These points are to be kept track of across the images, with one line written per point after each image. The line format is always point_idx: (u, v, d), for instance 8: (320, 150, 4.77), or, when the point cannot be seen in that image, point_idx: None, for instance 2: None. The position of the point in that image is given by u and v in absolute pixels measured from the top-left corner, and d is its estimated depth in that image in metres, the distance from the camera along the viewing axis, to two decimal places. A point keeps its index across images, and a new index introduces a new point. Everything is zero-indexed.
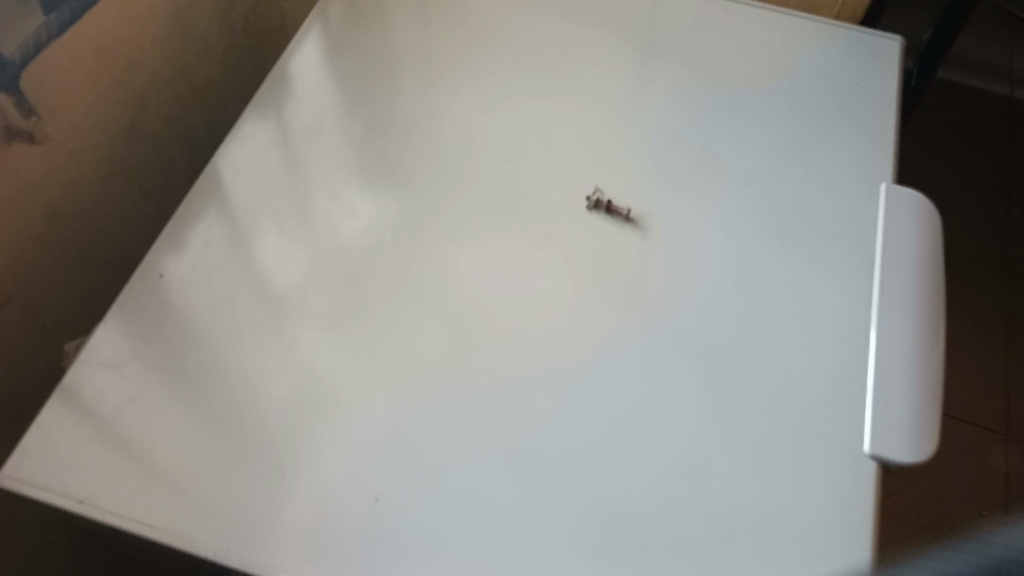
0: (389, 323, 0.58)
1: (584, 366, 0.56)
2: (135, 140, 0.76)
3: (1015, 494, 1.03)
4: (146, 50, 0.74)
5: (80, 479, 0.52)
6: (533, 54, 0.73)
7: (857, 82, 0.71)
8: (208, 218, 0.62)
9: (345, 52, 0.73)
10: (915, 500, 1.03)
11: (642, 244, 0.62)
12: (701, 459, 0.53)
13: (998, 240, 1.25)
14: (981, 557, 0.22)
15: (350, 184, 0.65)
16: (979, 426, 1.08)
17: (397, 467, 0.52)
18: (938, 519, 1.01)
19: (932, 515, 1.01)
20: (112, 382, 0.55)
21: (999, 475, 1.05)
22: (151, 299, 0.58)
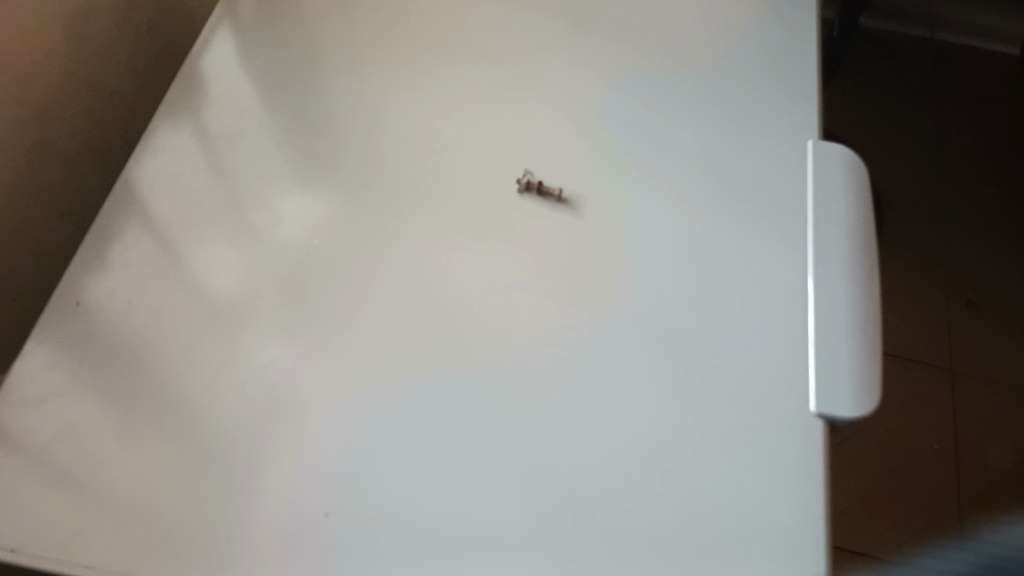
0: (331, 331, 0.56)
1: (529, 353, 0.55)
2: (44, 161, 0.72)
3: (1016, 495, 1.02)
4: (44, 66, 0.70)
5: (13, 524, 0.49)
6: (454, 37, 0.71)
7: (776, 42, 0.71)
8: (127, 239, 0.59)
9: (257, 50, 0.70)
10: (918, 500, 1.02)
11: (577, 224, 0.61)
12: (651, 437, 0.53)
13: (930, 183, 1.27)
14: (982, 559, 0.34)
15: (272, 187, 0.62)
16: (979, 424, 1.07)
17: (352, 480, 0.51)
18: (939, 518, 1.00)
19: (934, 515, 1.01)
20: (38, 420, 0.53)
21: (1000, 474, 1.03)
22: (72, 329, 0.56)
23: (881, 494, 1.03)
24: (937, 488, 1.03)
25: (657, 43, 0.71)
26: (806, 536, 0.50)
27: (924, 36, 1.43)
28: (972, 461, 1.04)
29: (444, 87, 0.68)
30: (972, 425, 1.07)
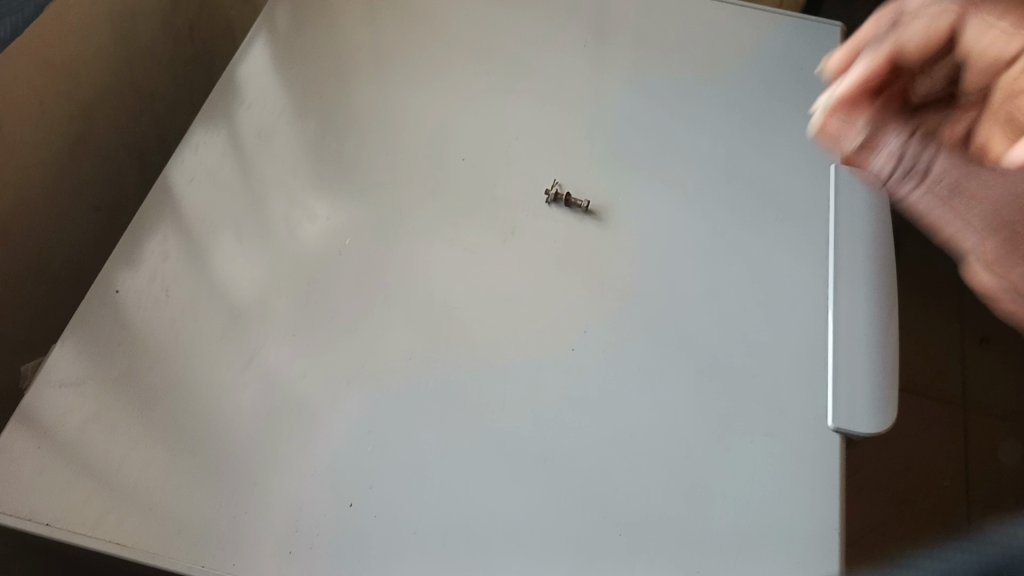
0: (358, 326, 0.57)
1: (554, 358, 0.56)
2: (84, 155, 0.74)
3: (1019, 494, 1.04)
4: (90, 62, 0.72)
5: (49, 499, 0.50)
6: (485, 50, 0.73)
7: (803, 65, 0.73)
8: (164, 231, 0.61)
9: (294, 57, 0.72)
10: (926, 513, 1.03)
11: (603, 234, 0.62)
12: (671, 446, 0.53)
13: None
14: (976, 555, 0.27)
15: (306, 188, 0.64)
16: (986, 438, 1.08)
17: (371, 468, 0.52)
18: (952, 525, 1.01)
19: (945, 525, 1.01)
20: (73, 401, 0.54)
21: (1004, 472, 1.06)
22: (108, 315, 0.57)
23: (893, 511, 1.03)
24: (948, 498, 1.04)
25: (681, 59, 0.73)
26: (815, 533, 0.51)
27: None
28: (980, 469, 1.06)
29: (476, 95, 0.70)
30: (981, 456, 1.07)
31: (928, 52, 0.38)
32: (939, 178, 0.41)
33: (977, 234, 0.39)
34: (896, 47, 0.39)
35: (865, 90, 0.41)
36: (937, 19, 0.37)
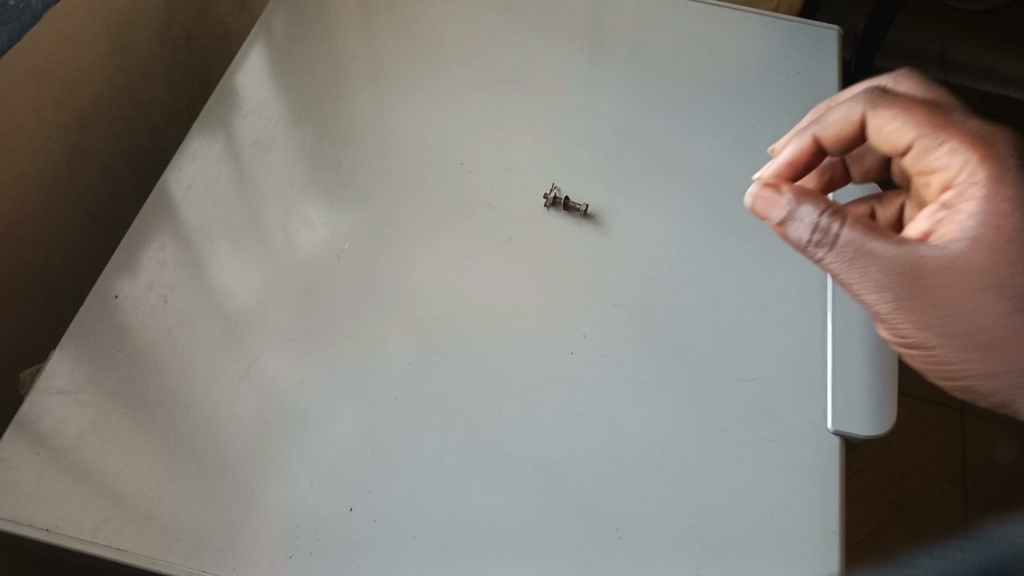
0: (356, 334, 0.57)
1: (553, 364, 0.56)
2: (81, 163, 0.74)
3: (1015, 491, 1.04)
4: (87, 70, 0.72)
5: (47, 507, 0.50)
6: (482, 57, 0.73)
7: (799, 71, 0.73)
8: (162, 238, 0.61)
9: (291, 64, 0.72)
10: (925, 514, 1.03)
11: (601, 240, 0.62)
12: (670, 451, 0.53)
13: None
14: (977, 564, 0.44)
15: (304, 195, 0.64)
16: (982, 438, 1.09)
17: (371, 476, 0.52)
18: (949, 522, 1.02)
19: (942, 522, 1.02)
20: (71, 409, 0.53)
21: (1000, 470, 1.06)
22: (107, 323, 0.57)
23: (892, 514, 1.03)
24: (945, 497, 1.04)
25: (677, 65, 0.73)
26: (814, 536, 0.51)
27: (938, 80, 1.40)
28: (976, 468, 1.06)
29: (473, 102, 0.70)
30: (977, 458, 1.07)
31: (842, 140, 0.52)
32: (846, 248, 0.47)
33: (877, 292, 0.47)
34: (813, 137, 0.52)
35: (797, 167, 0.54)
36: (849, 114, 0.50)
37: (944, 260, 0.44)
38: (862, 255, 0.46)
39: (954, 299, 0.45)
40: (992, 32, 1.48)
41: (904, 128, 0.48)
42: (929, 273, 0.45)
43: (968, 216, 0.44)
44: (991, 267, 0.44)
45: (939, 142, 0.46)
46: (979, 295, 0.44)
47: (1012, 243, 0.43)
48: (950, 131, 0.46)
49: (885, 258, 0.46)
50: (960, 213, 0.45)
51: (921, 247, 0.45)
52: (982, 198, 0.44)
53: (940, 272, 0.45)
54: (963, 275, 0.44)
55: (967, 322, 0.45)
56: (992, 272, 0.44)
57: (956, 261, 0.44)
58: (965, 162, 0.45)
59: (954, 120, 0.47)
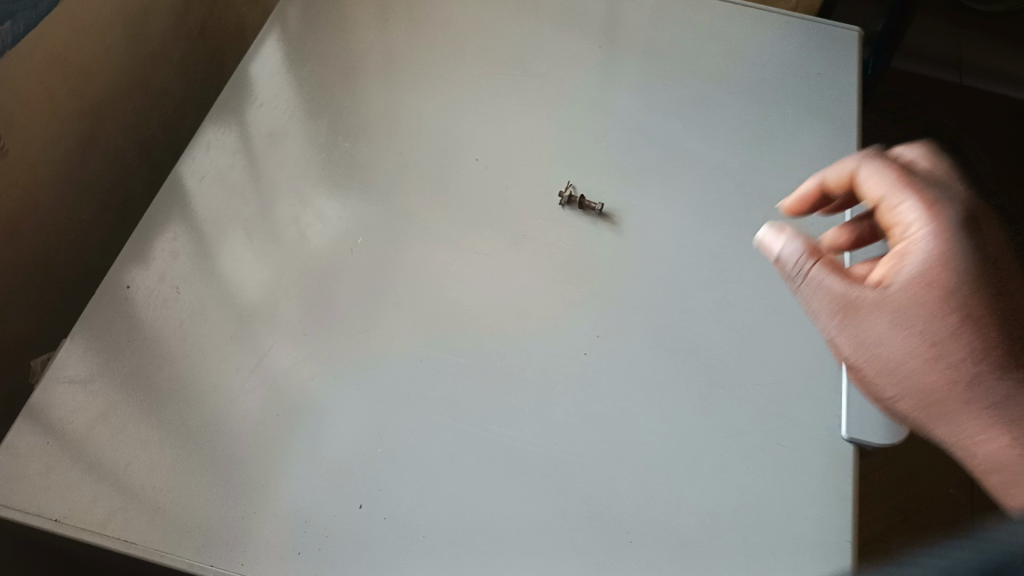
0: (367, 328, 0.57)
1: (565, 364, 0.56)
2: (95, 152, 0.74)
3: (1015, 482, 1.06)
4: (101, 59, 0.72)
5: (57, 498, 0.50)
6: (498, 52, 0.73)
7: (819, 72, 0.72)
8: (174, 228, 0.61)
9: (307, 56, 0.72)
10: (931, 514, 1.03)
11: (615, 239, 0.62)
12: (682, 455, 0.53)
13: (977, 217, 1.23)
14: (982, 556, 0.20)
15: (318, 188, 0.64)
16: None
17: (380, 474, 0.51)
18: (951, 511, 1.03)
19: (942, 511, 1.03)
20: (81, 399, 0.53)
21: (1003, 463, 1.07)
22: (118, 313, 0.57)
23: (902, 518, 1.03)
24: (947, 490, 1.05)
25: (694, 64, 0.72)
26: (828, 545, 0.50)
27: (952, 83, 1.39)
28: None
29: (489, 97, 0.70)
30: None
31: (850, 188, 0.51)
32: (803, 279, 0.49)
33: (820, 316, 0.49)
34: (820, 182, 0.52)
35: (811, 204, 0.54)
36: (846, 164, 0.50)
37: (879, 300, 0.46)
38: (812, 284, 0.49)
39: (889, 339, 0.45)
40: (1008, 35, 1.48)
41: (880, 177, 0.47)
42: (864, 310, 0.46)
43: (903, 266, 0.45)
44: (913, 314, 0.44)
45: (908, 192, 0.45)
46: (923, 340, 0.44)
47: (943, 294, 0.43)
48: (916, 183, 0.46)
49: (828, 291, 0.48)
50: (899, 259, 0.45)
51: (861, 287, 0.47)
52: (926, 249, 0.44)
53: (878, 311, 0.46)
54: (893, 316, 0.45)
55: (918, 367, 0.44)
56: (940, 318, 0.43)
57: (894, 303, 0.45)
58: (920, 215, 0.44)
59: (921, 185, 0.45)
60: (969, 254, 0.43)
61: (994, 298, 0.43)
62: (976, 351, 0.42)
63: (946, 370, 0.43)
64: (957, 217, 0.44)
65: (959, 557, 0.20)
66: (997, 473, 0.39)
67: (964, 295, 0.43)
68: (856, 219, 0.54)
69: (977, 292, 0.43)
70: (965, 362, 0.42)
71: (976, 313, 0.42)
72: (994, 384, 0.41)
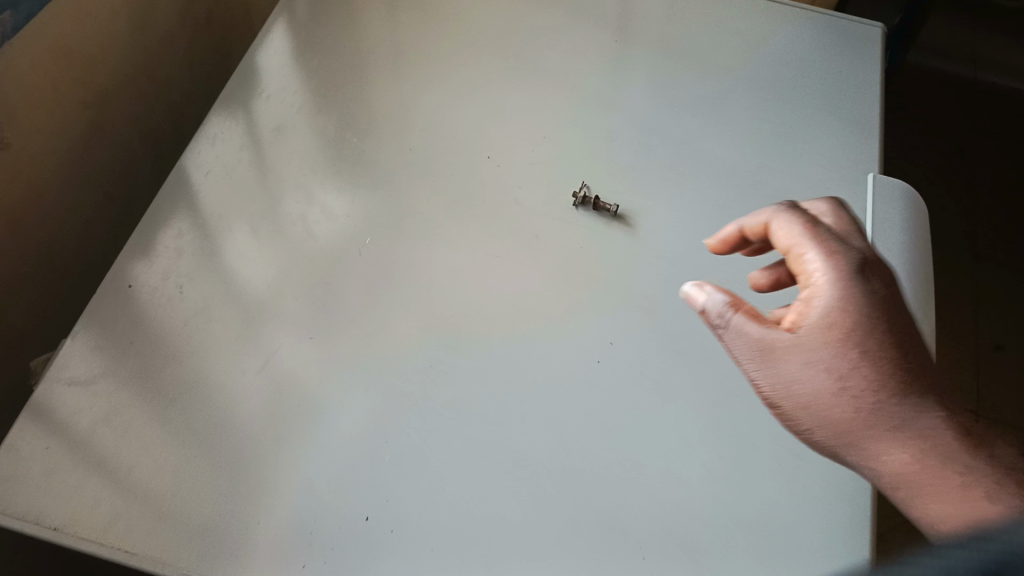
0: (374, 330, 0.56)
1: (578, 371, 0.55)
2: (99, 143, 0.73)
3: None
4: (106, 48, 0.70)
5: (56, 502, 0.49)
6: (510, 45, 0.71)
7: (840, 69, 0.71)
8: (179, 225, 0.59)
9: (315, 48, 0.70)
10: None
11: (629, 241, 0.60)
12: (697, 466, 0.52)
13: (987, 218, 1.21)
14: (982, 553, 0.17)
15: (325, 185, 0.62)
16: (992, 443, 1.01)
17: (387, 483, 0.50)
18: None
19: None
20: (82, 400, 0.52)
21: None
22: (121, 311, 0.56)
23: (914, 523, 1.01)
24: None
25: (711, 60, 0.71)
26: (846, 562, 0.49)
27: (965, 76, 1.37)
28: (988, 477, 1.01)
29: (501, 92, 0.68)
30: None
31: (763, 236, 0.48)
32: (723, 326, 0.46)
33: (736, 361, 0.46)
34: (739, 229, 0.49)
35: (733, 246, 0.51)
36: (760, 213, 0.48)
37: (794, 342, 0.44)
38: (732, 333, 0.45)
39: (804, 381, 0.43)
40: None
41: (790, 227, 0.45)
42: (782, 352, 0.44)
43: (814, 309, 0.43)
44: (827, 354, 0.43)
45: (815, 241, 0.44)
46: (834, 380, 0.43)
47: (851, 334, 0.42)
48: (824, 233, 0.44)
49: (746, 335, 0.45)
50: (806, 304, 0.44)
51: (777, 330, 0.44)
52: (833, 295, 0.43)
53: (792, 354, 0.44)
54: (808, 358, 0.43)
55: (829, 408, 0.43)
56: (847, 359, 0.42)
57: (806, 345, 0.43)
58: (826, 263, 0.44)
59: (825, 234, 0.44)
60: (871, 299, 0.43)
61: (896, 335, 0.43)
62: (884, 386, 0.42)
63: (851, 406, 0.42)
64: (856, 264, 0.43)
65: (958, 556, 0.17)
66: (907, 488, 0.42)
67: (869, 335, 0.42)
68: (774, 262, 0.51)
69: (881, 332, 0.42)
70: (871, 399, 0.42)
71: (880, 351, 0.42)
72: (898, 414, 0.41)
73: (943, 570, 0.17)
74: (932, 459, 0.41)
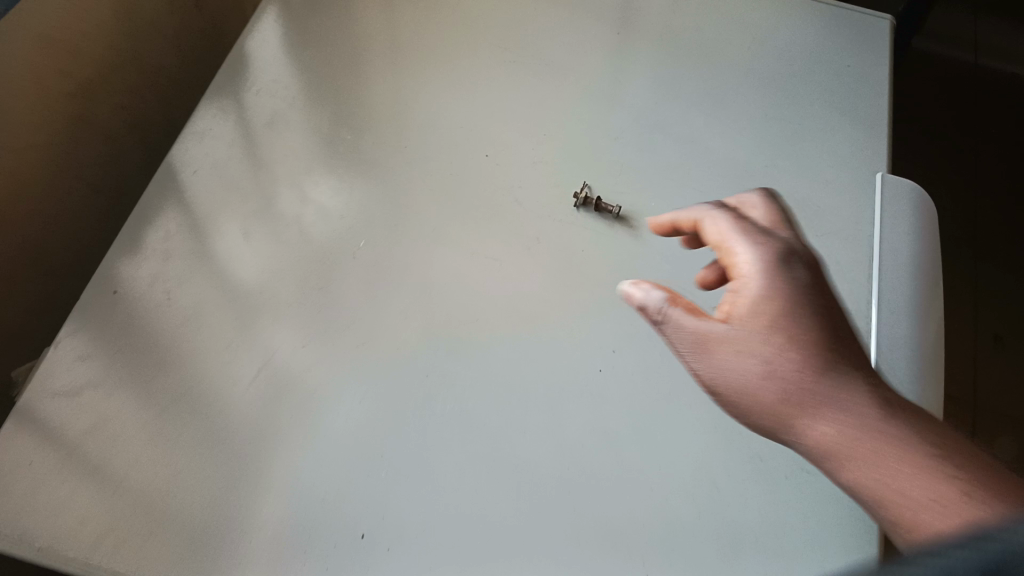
0: (371, 336, 0.54)
1: (580, 379, 0.53)
2: (85, 136, 0.71)
3: None
4: (91, 37, 0.68)
5: (42, 521, 0.47)
6: (510, 38, 0.69)
7: (848, 64, 0.69)
8: (167, 227, 0.58)
9: (308, 40, 0.68)
10: None
11: (633, 244, 0.59)
12: (701, 480, 0.50)
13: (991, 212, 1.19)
14: (986, 553, 0.19)
15: (319, 184, 0.60)
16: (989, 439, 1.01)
17: (384, 499, 0.49)
18: None
19: None
20: (68, 412, 0.50)
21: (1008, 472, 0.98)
22: (108, 319, 0.54)
23: None
24: None
25: (716, 54, 0.69)
26: None
27: (967, 63, 1.34)
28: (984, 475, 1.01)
29: (500, 87, 0.66)
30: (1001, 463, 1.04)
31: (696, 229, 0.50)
32: (663, 321, 0.47)
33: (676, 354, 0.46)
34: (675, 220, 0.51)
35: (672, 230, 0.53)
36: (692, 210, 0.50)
37: (726, 334, 0.45)
38: (670, 327, 0.46)
39: (736, 370, 0.44)
40: None
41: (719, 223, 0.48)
42: (716, 343, 0.45)
43: (743, 301, 0.45)
44: (757, 342, 0.44)
45: (742, 235, 0.46)
46: (763, 367, 0.43)
47: (778, 321, 0.44)
48: (750, 227, 0.47)
49: (682, 329, 0.46)
50: (736, 295, 0.45)
51: (710, 322, 0.45)
52: (760, 285, 0.44)
53: (725, 344, 0.44)
54: (740, 347, 0.44)
55: (759, 394, 0.43)
56: (775, 345, 0.43)
57: (737, 334, 0.44)
58: (753, 255, 0.45)
59: (750, 228, 0.46)
60: (795, 287, 0.44)
61: (823, 321, 0.44)
62: (813, 368, 0.43)
63: (780, 388, 0.43)
64: (781, 254, 0.45)
65: (957, 556, 0.19)
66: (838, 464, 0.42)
67: (795, 321, 0.43)
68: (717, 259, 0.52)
69: (807, 319, 0.44)
70: (799, 385, 0.43)
71: (807, 336, 0.43)
72: (830, 394, 0.42)
73: (946, 570, 0.18)
74: (864, 437, 0.41)
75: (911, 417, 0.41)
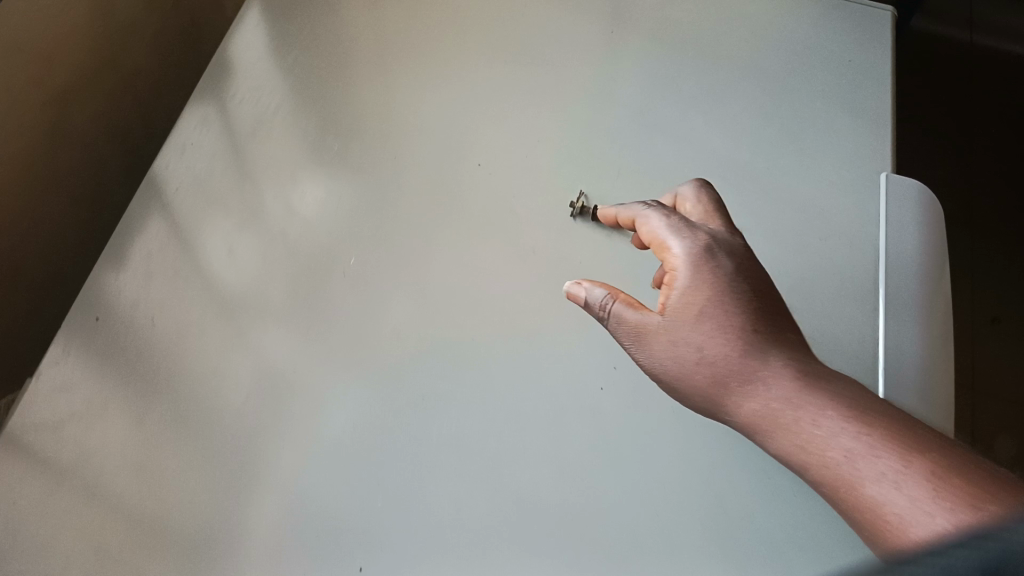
0: (363, 355, 0.52)
1: (580, 397, 0.51)
2: (62, 145, 0.68)
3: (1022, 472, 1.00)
4: (63, 43, 0.65)
5: (34, 559, 0.47)
6: (501, 36, 0.67)
7: (850, 58, 0.67)
8: (150, 245, 0.56)
9: (292, 44, 0.65)
10: None
11: (633, 252, 0.57)
12: (707, 500, 0.49)
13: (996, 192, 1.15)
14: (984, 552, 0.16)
15: (305, 196, 0.58)
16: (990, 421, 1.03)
17: (381, 529, 0.48)
18: None
19: None
20: (53, 446, 0.49)
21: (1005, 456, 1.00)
22: (91, 346, 0.52)
23: None
24: None
25: (715, 50, 0.67)
26: None
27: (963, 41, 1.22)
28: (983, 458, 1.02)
29: (493, 90, 0.64)
30: None
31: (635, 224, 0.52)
32: (606, 316, 0.48)
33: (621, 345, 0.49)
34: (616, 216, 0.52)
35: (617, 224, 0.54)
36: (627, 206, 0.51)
37: (661, 325, 0.47)
38: (612, 321, 0.48)
39: (673, 358, 0.46)
40: None
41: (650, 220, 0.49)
42: (653, 334, 0.47)
43: (674, 293, 0.47)
44: (689, 330, 0.46)
45: (671, 229, 0.48)
46: (695, 353, 0.46)
47: (707, 308, 0.46)
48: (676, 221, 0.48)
49: (623, 321, 0.48)
50: (668, 289, 0.47)
51: (647, 315, 0.47)
52: (688, 276, 0.47)
53: (660, 334, 0.47)
54: (674, 336, 0.46)
55: (693, 379, 0.46)
56: (705, 331, 0.46)
57: (671, 324, 0.46)
58: (682, 248, 0.47)
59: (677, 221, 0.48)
60: (721, 274, 0.46)
61: (749, 301, 0.46)
62: (741, 348, 0.45)
63: (712, 371, 0.45)
64: (704, 245, 0.47)
65: (956, 555, 0.16)
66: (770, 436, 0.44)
67: (723, 306, 0.46)
68: None
69: (733, 302, 0.46)
70: (729, 366, 0.45)
71: (734, 318, 0.45)
72: (758, 371, 0.44)
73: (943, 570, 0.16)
74: (790, 410, 0.43)
75: (830, 383, 0.43)
